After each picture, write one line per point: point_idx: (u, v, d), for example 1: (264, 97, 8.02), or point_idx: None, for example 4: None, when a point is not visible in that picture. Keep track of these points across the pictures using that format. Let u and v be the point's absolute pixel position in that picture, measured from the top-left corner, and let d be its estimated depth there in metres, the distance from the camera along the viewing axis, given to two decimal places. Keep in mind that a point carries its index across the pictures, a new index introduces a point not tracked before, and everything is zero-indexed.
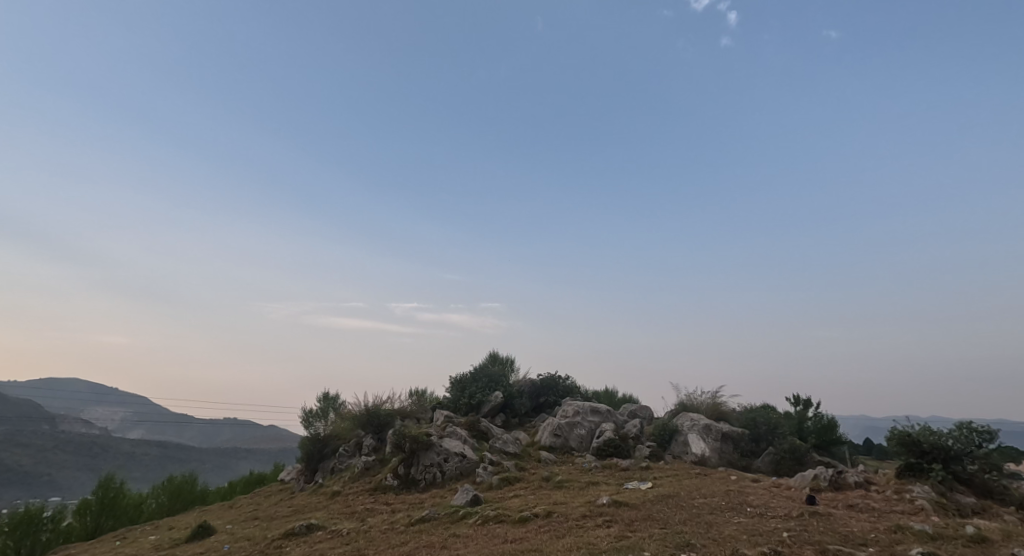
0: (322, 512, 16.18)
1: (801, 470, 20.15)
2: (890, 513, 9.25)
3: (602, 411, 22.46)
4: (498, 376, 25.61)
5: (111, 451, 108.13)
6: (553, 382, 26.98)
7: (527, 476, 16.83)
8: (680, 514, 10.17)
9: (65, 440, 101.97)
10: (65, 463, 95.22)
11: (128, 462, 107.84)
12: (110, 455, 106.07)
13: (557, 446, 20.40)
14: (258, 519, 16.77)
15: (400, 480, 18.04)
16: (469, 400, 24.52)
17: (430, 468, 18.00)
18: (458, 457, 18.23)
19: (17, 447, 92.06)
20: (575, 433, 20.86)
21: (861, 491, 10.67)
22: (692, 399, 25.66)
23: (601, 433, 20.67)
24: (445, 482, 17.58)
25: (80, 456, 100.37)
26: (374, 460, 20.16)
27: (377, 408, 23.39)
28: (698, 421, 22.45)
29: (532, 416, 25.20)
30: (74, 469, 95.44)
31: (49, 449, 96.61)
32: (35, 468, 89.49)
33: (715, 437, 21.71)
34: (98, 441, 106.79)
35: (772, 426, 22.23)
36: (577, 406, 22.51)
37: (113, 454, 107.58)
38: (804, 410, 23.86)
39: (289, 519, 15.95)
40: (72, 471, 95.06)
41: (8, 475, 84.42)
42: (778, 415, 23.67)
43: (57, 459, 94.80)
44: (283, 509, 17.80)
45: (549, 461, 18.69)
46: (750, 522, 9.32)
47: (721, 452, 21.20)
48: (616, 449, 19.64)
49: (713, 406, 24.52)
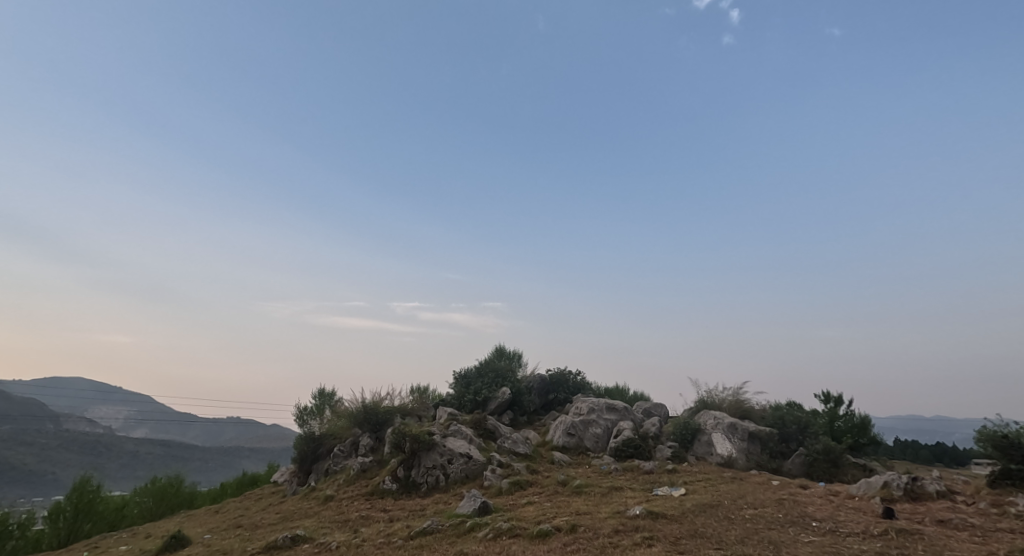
0: (311, 521, 14.51)
1: (835, 474, 18.63)
2: (996, 533, 7.57)
3: (619, 408, 20.78)
4: (505, 371, 23.92)
5: (116, 449, 106.95)
6: (563, 377, 25.33)
7: (541, 480, 15.14)
8: (734, 530, 8.45)
9: (70, 439, 100.91)
10: (69, 462, 93.80)
11: (131, 461, 106.59)
12: (113, 453, 104.77)
13: (571, 447, 18.74)
14: (241, 528, 15.11)
15: (399, 484, 16.41)
16: (474, 396, 22.86)
17: (432, 471, 16.40)
18: (464, 458, 16.58)
19: (22, 446, 90.76)
20: (591, 432, 19.20)
21: (946, 502, 9.00)
22: (713, 395, 24.02)
23: (619, 432, 19.00)
24: (449, 486, 15.96)
25: (84, 455, 99.30)
26: (371, 461, 18.52)
27: (375, 405, 21.70)
28: (722, 419, 20.88)
29: (541, 414, 23.63)
30: (78, 467, 94.15)
31: (54, 447, 95.60)
32: (41, 466, 88.06)
33: (741, 436, 20.12)
34: (102, 440, 105.44)
35: (803, 424, 20.63)
36: (591, 402, 20.83)
37: (117, 451, 106.33)
38: (835, 407, 22.19)
39: (275, 528, 14.30)
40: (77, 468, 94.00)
41: (8, 471, 82.89)
42: (807, 413, 22.03)
43: (59, 458, 93.43)
44: (269, 516, 16.11)
45: (563, 463, 17.04)
46: (826, 542, 7.60)
47: (748, 453, 19.65)
48: (636, 449, 18.02)
49: (736, 403, 22.86)
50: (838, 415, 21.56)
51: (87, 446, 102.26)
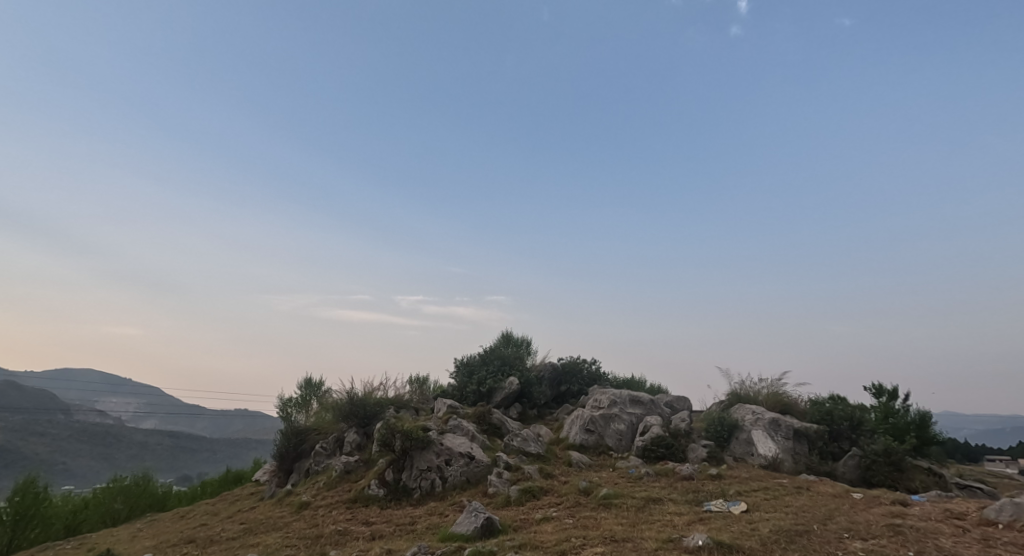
0: (275, 536, 11.91)
1: (899, 479, 15.93)
2: None
3: (644, 401, 18.10)
4: (512, 359, 21.22)
5: (126, 439, 105.88)
6: (577, 367, 22.67)
7: (557, 486, 12.48)
8: None
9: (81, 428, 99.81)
10: (79, 451, 91.47)
11: (139, 450, 105.42)
12: (124, 442, 103.69)
13: (590, 446, 16.03)
14: (192, 544, 12.48)
15: (387, 489, 13.76)
16: (477, 386, 20.20)
17: (426, 474, 13.81)
18: (465, 459, 13.98)
19: (35, 435, 89.99)
20: (612, 429, 16.54)
21: None
22: (747, 387, 21.27)
23: (647, 429, 16.32)
24: (446, 493, 13.36)
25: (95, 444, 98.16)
26: (357, 461, 15.86)
27: (364, 397, 18.96)
28: (762, 414, 18.17)
29: (553, 408, 21.00)
30: (89, 456, 92.07)
31: (64, 435, 94.63)
32: (50, 453, 86.78)
33: (785, 434, 17.47)
34: (112, 429, 103.87)
35: (856, 421, 17.95)
36: (612, 394, 18.13)
37: (127, 441, 105.09)
38: (889, 401, 19.47)
39: (230, 546, 11.67)
40: (87, 454, 93.12)
41: (14, 453, 81.88)
42: (858, 408, 19.30)
43: (70, 446, 91.26)
44: (231, 528, 13.49)
45: (582, 466, 14.39)
46: None
47: (794, 453, 16.98)
48: (667, 450, 15.35)
49: (774, 396, 20.12)
50: (893, 411, 18.82)
51: (97, 435, 100.01)
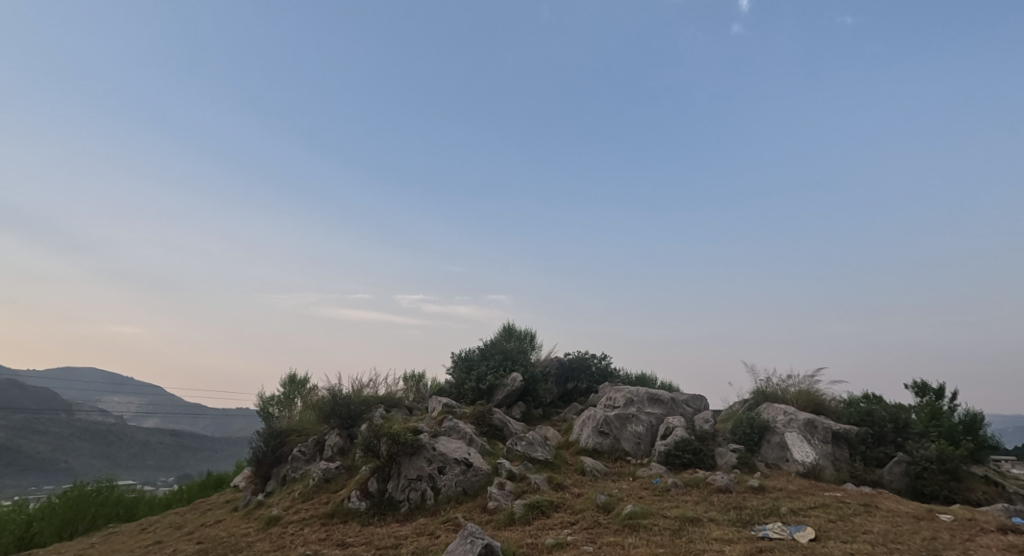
0: None
1: (954, 490, 13.87)
2: None
3: (663, 400, 16.15)
4: (516, 353, 19.24)
5: (127, 438, 103.99)
6: (585, 362, 20.67)
7: (569, 501, 10.49)
8: None
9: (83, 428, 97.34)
10: (80, 447, 89.80)
11: (144, 450, 103.75)
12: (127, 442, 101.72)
13: (604, 450, 14.03)
14: None
15: (370, 502, 11.74)
16: (476, 383, 18.21)
17: (416, 484, 11.82)
18: (461, 467, 11.99)
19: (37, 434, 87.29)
20: (629, 432, 14.54)
21: None
22: (774, 385, 19.32)
23: (669, 432, 14.34)
24: (439, 506, 11.38)
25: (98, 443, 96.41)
26: (339, 468, 13.88)
27: (350, 395, 16.95)
28: (795, 415, 16.18)
29: (559, 408, 19.02)
30: (88, 454, 90.45)
31: (66, 432, 92.80)
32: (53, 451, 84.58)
33: (822, 438, 15.47)
34: (112, 427, 102.19)
35: (901, 422, 15.92)
36: (628, 392, 16.16)
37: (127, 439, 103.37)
38: (934, 400, 17.46)
39: None
40: (91, 452, 91.47)
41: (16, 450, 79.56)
42: (900, 408, 17.31)
43: (70, 443, 89.63)
44: (186, 548, 11.48)
45: (596, 474, 12.42)
46: None
47: (833, 460, 14.99)
48: (693, 456, 13.36)
49: (805, 394, 18.15)
50: (941, 411, 16.81)
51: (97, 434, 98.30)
